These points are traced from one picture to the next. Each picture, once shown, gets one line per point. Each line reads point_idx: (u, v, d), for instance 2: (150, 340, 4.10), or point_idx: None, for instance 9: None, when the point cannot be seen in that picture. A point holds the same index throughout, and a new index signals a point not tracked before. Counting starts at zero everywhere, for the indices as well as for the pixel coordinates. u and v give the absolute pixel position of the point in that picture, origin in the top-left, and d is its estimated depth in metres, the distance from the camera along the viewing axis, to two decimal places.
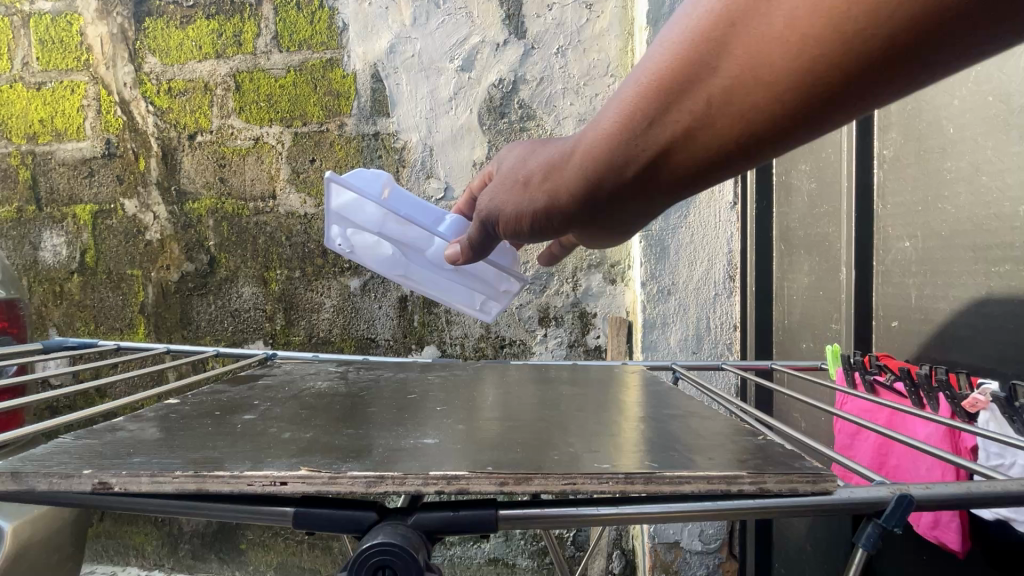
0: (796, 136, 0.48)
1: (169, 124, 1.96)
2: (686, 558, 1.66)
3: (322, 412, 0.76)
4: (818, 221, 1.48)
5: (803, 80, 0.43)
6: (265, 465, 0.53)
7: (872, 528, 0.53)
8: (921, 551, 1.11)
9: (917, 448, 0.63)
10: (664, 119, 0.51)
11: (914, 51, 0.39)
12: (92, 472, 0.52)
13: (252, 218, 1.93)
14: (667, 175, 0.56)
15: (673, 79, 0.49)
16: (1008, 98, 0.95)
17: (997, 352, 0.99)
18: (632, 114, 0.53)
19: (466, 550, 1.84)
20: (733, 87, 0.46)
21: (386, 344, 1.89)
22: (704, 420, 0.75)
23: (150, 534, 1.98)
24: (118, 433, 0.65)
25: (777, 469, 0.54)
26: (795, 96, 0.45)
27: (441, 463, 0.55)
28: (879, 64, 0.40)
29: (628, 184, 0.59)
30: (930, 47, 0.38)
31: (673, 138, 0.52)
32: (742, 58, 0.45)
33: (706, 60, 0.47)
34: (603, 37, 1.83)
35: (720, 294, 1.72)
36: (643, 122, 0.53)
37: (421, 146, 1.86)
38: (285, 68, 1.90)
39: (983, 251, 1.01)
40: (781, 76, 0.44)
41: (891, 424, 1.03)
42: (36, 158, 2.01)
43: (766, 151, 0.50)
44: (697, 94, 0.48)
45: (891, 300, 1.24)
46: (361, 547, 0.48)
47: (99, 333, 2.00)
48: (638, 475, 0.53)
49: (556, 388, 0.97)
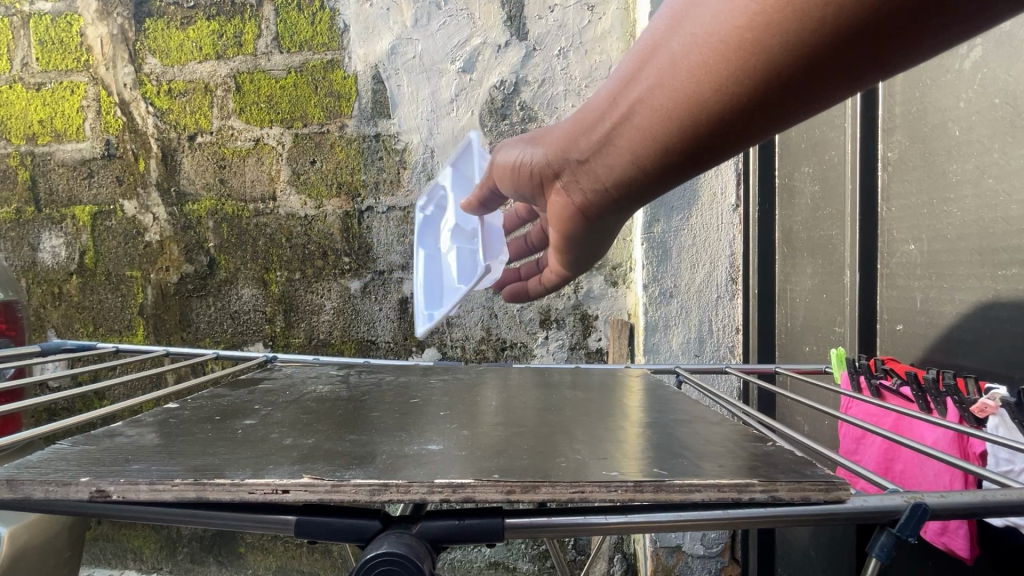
0: (767, 116, 0.48)
1: (169, 125, 1.95)
2: (688, 562, 1.64)
3: (324, 417, 0.75)
4: (822, 224, 1.47)
5: (762, 53, 0.43)
6: (266, 473, 0.52)
7: (886, 537, 0.52)
8: (928, 557, 1.10)
9: (928, 454, 0.62)
10: (641, 87, 0.54)
11: (874, 28, 0.38)
12: (90, 480, 0.51)
13: (252, 218, 1.92)
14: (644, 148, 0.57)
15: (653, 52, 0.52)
16: (1014, 100, 0.95)
17: (1003, 356, 0.98)
18: (622, 85, 0.56)
19: (466, 553, 1.83)
20: (697, 58, 0.47)
21: (386, 346, 1.88)
22: (711, 425, 0.74)
23: (148, 537, 1.96)
24: (117, 439, 0.65)
25: (788, 477, 0.53)
26: (756, 71, 0.44)
27: (446, 471, 0.54)
28: (838, 42, 0.40)
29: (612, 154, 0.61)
30: (889, 24, 0.37)
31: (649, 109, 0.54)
32: (705, 28, 0.46)
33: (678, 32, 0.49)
34: (604, 38, 1.82)
35: (722, 296, 1.71)
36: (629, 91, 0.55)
37: (422, 148, 1.86)
38: (286, 69, 1.89)
39: (990, 254, 1.00)
40: (739, 47, 0.44)
41: (897, 429, 1.02)
42: (35, 159, 2.00)
43: (738, 130, 0.50)
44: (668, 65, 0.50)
45: (896, 303, 1.24)
46: (365, 557, 0.47)
47: (98, 334, 1.99)
48: (648, 483, 0.52)
49: (559, 392, 0.96)
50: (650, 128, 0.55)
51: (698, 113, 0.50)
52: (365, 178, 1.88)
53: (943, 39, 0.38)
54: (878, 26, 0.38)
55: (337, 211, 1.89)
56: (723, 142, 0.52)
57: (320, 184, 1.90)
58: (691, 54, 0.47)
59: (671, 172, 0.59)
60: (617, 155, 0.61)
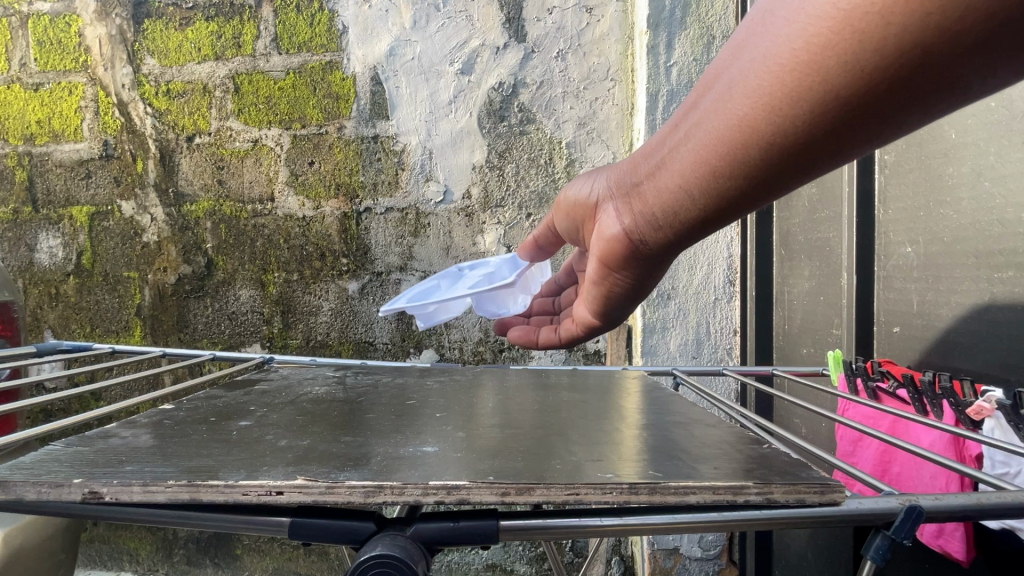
0: (821, 133, 0.55)
1: (168, 126, 1.95)
2: (686, 564, 1.64)
3: (320, 419, 0.75)
4: (819, 227, 1.48)
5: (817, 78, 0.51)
6: (260, 474, 0.52)
7: (881, 540, 0.52)
8: (924, 559, 1.10)
9: (922, 456, 0.61)
10: (707, 111, 0.63)
11: (918, 52, 0.45)
12: (83, 481, 0.51)
13: (251, 219, 1.92)
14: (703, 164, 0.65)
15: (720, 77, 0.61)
16: (1010, 104, 0.95)
17: (1000, 359, 0.99)
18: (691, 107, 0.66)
19: (463, 556, 1.82)
20: (761, 83, 0.56)
21: (384, 347, 1.88)
22: (707, 427, 0.74)
23: (144, 540, 1.96)
24: (111, 440, 0.64)
25: (784, 480, 0.53)
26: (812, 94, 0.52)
27: (441, 473, 0.54)
28: (888, 65, 0.47)
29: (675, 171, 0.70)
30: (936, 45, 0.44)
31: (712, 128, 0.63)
32: (764, 57, 0.55)
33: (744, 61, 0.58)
34: (603, 41, 1.83)
35: (720, 299, 1.69)
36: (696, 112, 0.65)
37: (421, 149, 1.86)
38: (285, 70, 1.89)
39: (985, 258, 1.00)
40: (801, 69, 0.52)
41: (894, 431, 1.02)
42: (33, 159, 2.00)
43: (795, 149, 0.58)
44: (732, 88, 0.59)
45: (893, 306, 1.24)
46: (359, 558, 0.47)
47: (95, 335, 1.98)
48: (643, 485, 0.52)
49: (556, 394, 0.96)
50: (714, 147, 0.63)
51: (756, 132, 0.58)
52: (363, 180, 1.88)
53: (993, 58, 0.44)
54: (930, 45, 0.44)
55: (335, 212, 1.89)
56: (786, 157, 0.59)
57: (318, 185, 1.90)
58: (755, 79, 0.56)
59: (734, 189, 0.66)
60: (681, 173, 0.69)
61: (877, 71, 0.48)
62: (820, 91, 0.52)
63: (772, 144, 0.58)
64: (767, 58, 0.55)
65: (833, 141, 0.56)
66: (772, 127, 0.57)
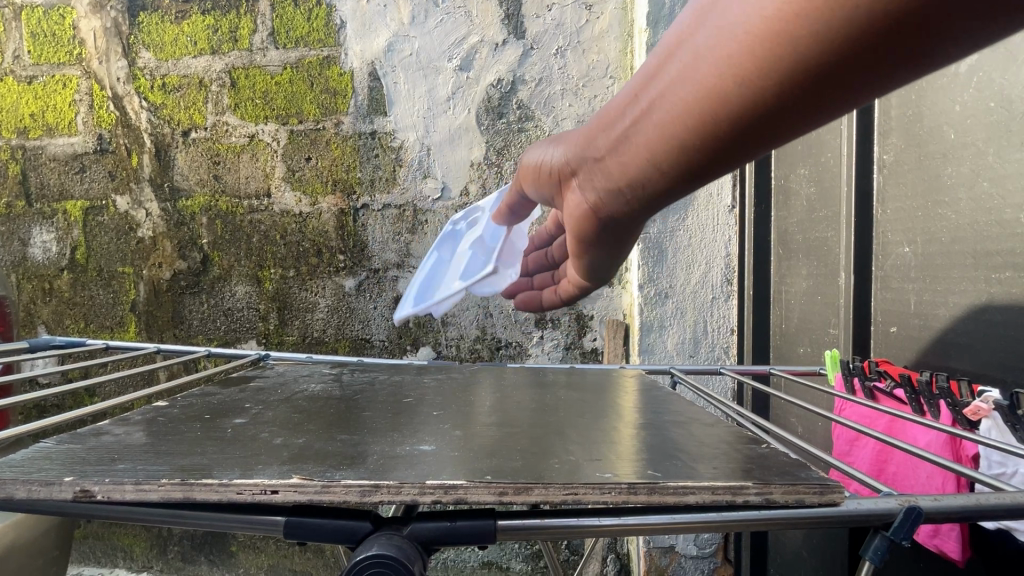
0: (790, 115, 0.43)
1: (163, 120, 1.93)
2: (681, 563, 1.64)
3: (316, 416, 0.74)
4: (817, 225, 1.47)
5: (791, 49, 0.39)
6: (254, 473, 0.51)
7: (879, 541, 0.51)
8: (920, 558, 1.10)
9: (917, 456, 0.62)
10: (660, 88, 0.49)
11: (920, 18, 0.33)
12: (74, 479, 0.50)
13: (247, 216, 1.90)
14: (652, 147, 0.53)
15: (675, 42, 0.47)
16: (1010, 104, 0.95)
17: (997, 359, 0.98)
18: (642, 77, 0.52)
19: (459, 554, 1.83)
20: (728, 52, 0.42)
21: (381, 345, 1.87)
22: (706, 427, 0.74)
23: (139, 536, 1.95)
24: (104, 438, 0.63)
25: (783, 479, 0.53)
26: (784, 71, 0.40)
27: (437, 472, 0.53)
28: (888, 28, 0.35)
29: (624, 154, 0.57)
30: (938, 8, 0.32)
31: (663, 98, 0.49)
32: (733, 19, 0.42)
33: (706, 20, 0.44)
34: (602, 38, 1.81)
35: (717, 298, 1.71)
36: (646, 84, 0.51)
37: (418, 146, 1.85)
38: (282, 65, 1.88)
39: (984, 258, 1.00)
40: (775, 37, 0.39)
41: (891, 431, 1.02)
42: (26, 153, 1.98)
43: (757, 132, 0.46)
44: (689, 55, 0.46)
45: (890, 306, 1.24)
46: (355, 559, 0.47)
47: (89, 331, 1.97)
48: (641, 485, 0.51)
49: (554, 392, 0.96)
50: (670, 130, 0.50)
51: (715, 114, 0.45)
52: (360, 176, 1.87)
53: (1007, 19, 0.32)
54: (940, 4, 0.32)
55: (333, 209, 1.88)
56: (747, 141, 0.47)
57: (315, 181, 1.88)
58: (720, 47, 0.43)
59: (674, 172, 0.54)
60: (632, 160, 0.56)
61: (846, 39, 0.36)
62: (784, 59, 0.40)
63: (721, 122, 0.46)
64: (732, 13, 0.42)
65: (776, 130, 0.45)
66: (726, 104, 0.44)
